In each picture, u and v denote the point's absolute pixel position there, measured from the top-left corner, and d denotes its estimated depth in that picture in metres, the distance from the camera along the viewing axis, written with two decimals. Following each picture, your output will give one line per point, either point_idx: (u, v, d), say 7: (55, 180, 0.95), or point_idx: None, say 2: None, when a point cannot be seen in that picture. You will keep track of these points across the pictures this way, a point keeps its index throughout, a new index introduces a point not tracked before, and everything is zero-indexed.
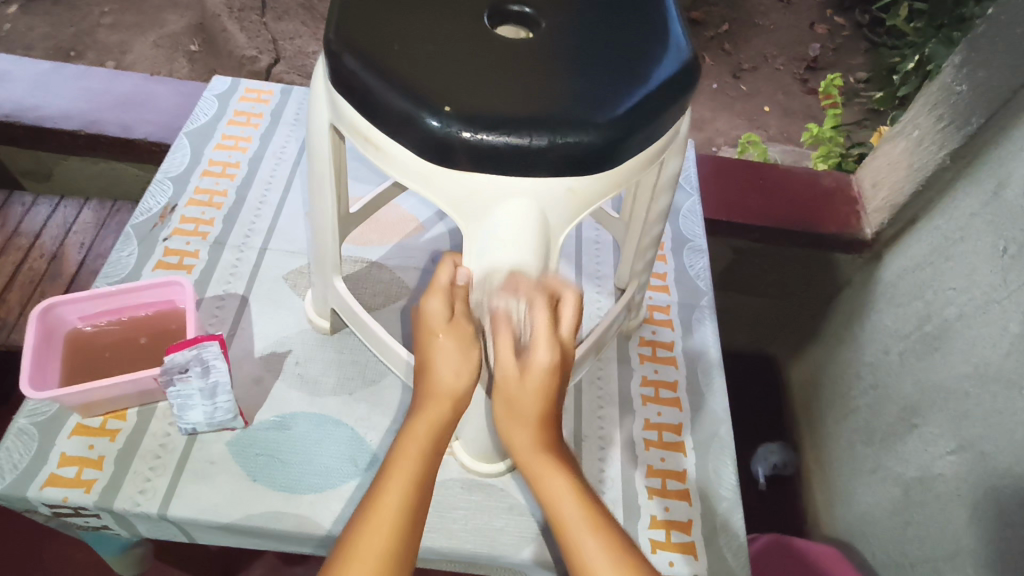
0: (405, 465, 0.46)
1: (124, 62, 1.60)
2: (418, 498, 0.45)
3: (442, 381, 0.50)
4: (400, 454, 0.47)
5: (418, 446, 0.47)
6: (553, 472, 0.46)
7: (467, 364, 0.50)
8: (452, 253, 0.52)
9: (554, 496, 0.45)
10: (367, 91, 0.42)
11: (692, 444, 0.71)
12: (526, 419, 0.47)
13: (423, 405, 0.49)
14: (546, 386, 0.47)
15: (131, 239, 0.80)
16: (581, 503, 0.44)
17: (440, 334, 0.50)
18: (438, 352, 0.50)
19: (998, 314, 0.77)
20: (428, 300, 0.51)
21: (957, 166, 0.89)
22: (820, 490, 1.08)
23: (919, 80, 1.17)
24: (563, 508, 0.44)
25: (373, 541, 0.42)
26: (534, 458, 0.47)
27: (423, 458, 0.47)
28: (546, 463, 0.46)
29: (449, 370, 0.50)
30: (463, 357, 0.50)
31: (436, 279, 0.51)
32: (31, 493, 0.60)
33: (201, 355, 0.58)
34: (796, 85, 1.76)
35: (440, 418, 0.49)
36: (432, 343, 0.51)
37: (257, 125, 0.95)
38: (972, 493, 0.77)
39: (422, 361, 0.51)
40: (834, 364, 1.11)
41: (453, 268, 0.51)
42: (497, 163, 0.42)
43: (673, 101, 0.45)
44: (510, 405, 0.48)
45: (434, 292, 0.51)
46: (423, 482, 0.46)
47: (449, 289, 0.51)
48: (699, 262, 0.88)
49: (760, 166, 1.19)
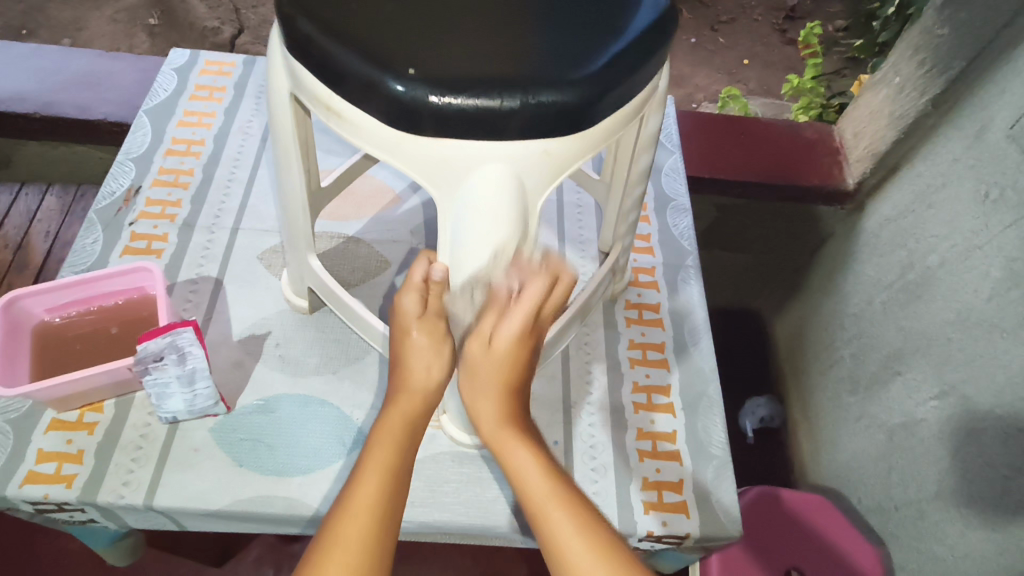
0: (380, 456, 0.47)
1: (80, 39, 1.53)
2: (395, 485, 0.46)
3: (414, 376, 0.51)
4: (375, 443, 0.48)
5: (392, 435, 0.48)
6: (518, 449, 0.46)
7: (439, 360, 0.51)
8: (426, 250, 0.51)
9: (521, 470, 0.45)
10: (324, 56, 0.39)
11: (681, 404, 0.71)
12: (494, 389, 0.48)
13: (395, 400, 0.50)
14: (515, 357, 0.49)
15: (94, 226, 0.76)
16: (545, 471, 0.45)
17: (414, 331, 0.51)
18: (410, 349, 0.51)
19: (981, 258, 0.77)
20: (402, 296, 0.51)
21: (939, 111, 0.88)
22: (807, 440, 1.10)
23: (899, 25, 1.14)
24: (529, 481, 0.44)
25: (351, 531, 0.42)
26: (498, 431, 0.48)
27: (398, 447, 0.48)
28: (510, 439, 0.47)
29: (421, 365, 0.51)
30: (435, 354, 0.51)
31: (409, 276, 0.50)
32: (11, 492, 0.59)
33: (175, 342, 0.56)
34: (775, 36, 1.73)
35: (416, 412, 0.50)
36: (406, 339, 0.51)
37: (221, 99, 0.91)
38: (956, 436, 0.78)
39: (396, 356, 0.52)
40: (819, 316, 1.11)
41: (428, 264, 0.49)
42: (467, 128, 0.39)
43: (651, 55, 0.42)
44: (478, 375, 0.49)
45: (409, 289, 0.50)
46: (399, 471, 0.47)
47: (424, 285, 0.50)
48: (683, 221, 0.86)
49: (741, 120, 1.17)
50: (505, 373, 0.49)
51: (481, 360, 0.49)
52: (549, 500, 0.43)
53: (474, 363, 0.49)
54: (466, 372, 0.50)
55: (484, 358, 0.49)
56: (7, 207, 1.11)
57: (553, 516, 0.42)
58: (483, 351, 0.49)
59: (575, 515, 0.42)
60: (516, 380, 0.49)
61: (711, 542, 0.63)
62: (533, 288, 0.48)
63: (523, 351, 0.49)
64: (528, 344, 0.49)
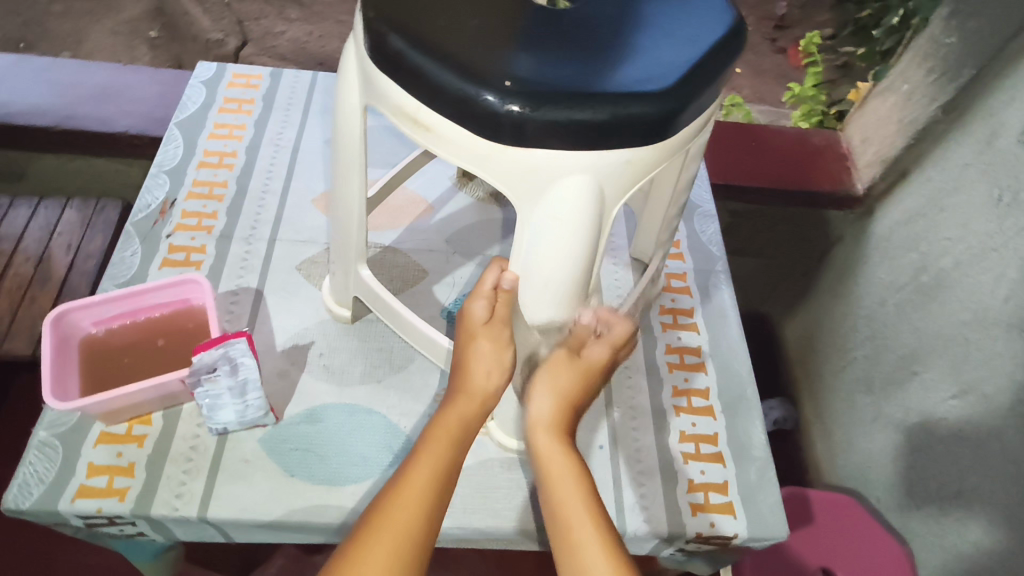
0: (435, 450, 0.49)
1: (81, 52, 1.53)
2: (443, 478, 0.48)
3: (476, 381, 0.53)
4: (430, 439, 0.50)
5: (445, 434, 0.50)
6: (562, 460, 0.52)
7: (500, 368, 0.53)
8: (499, 259, 0.54)
9: (556, 471, 0.51)
10: (417, 72, 0.40)
11: (721, 407, 0.72)
12: (561, 396, 0.55)
13: (455, 401, 0.52)
14: (591, 376, 0.57)
15: (132, 238, 0.76)
16: (579, 479, 0.51)
17: (479, 339, 0.53)
18: (474, 355, 0.53)
19: (996, 260, 0.79)
20: (472, 302, 0.53)
21: (949, 118, 0.91)
22: (822, 441, 1.11)
23: (902, 35, 1.16)
24: (562, 483, 0.50)
25: (402, 514, 0.45)
26: (549, 433, 0.54)
27: (450, 445, 0.50)
28: (555, 442, 0.53)
29: (482, 372, 0.53)
30: (497, 359, 0.53)
31: (481, 283, 0.53)
32: (63, 507, 0.58)
33: (228, 354, 0.57)
34: (766, 45, 1.76)
35: (472, 414, 0.52)
36: (471, 345, 0.54)
37: (250, 111, 0.91)
38: (977, 432, 0.80)
39: (458, 360, 0.54)
40: (831, 318, 1.13)
41: (499, 273, 0.52)
42: (556, 139, 0.40)
43: (723, 69, 0.44)
44: (554, 377, 0.56)
45: (478, 296, 0.53)
46: (449, 466, 0.49)
47: (493, 293, 0.53)
48: (710, 227, 0.88)
49: (752, 128, 1.20)
50: (576, 386, 0.56)
51: (563, 366, 0.56)
52: (574, 498, 0.49)
53: (555, 364, 0.56)
54: (545, 369, 0.56)
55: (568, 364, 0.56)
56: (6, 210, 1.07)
57: (579, 520, 0.48)
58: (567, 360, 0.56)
59: (598, 527, 0.47)
60: (580, 397, 0.56)
61: (757, 543, 0.64)
62: (616, 326, 0.58)
63: (599, 375, 0.58)
64: (602, 374, 0.58)
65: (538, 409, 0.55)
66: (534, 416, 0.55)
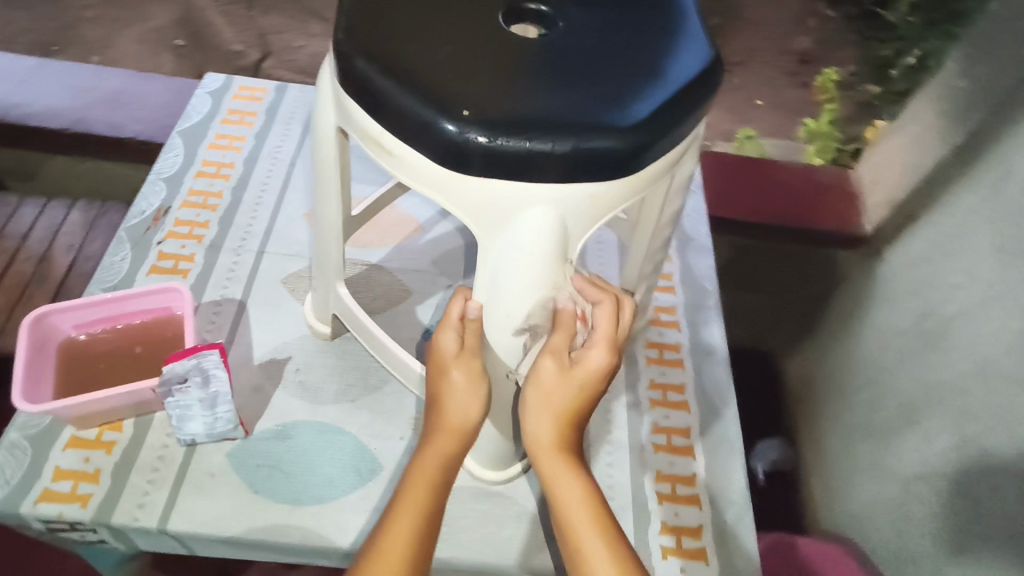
0: (414, 497, 0.49)
1: (108, 57, 1.56)
2: (427, 529, 0.48)
3: (451, 416, 0.51)
4: (410, 483, 0.50)
5: (424, 478, 0.50)
6: (571, 485, 0.49)
7: (477, 402, 0.51)
8: (463, 286, 0.53)
9: (567, 500, 0.48)
10: (380, 96, 0.40)
11: (701, 447, 0.70)
12: (557, 414, 0.50)
13: (431, 439, 0.51)
14: (589, 385, 0.50)
15: (123, 244, 0.77)
16: (592, 504, 0.48)
17: (452, 371, 0.51)
18: (450, 390, 0.51)
19: (1000, 310, 0.77)
20: (441, 334, 0.52)
21: (959, 162, 0.89)
22: (819, 485, 1.08)
23: (917, 76, 1.15)
24: (573, 514, 0.48)
25: None
26: (551, 456, 0.50)
27: (431, 490, 0.49)
28: (561, 469, 0.49)
29: (458, 409, 0.51)
30: (473, 394, 0.51)
31: (447, 313, 0.52)
32: (24, 510, 0.58)
33: (201, 365, 0.57)
34: (786, 78, 1.74)
35: (450, 449, 0.51)
36: (444, 379, 0.52)
37: (252, 124, 0.92)
38: (974, 489, 0.76)
39: (432, 392, 0.53)
40: (833, 360, 1.10)
41: (464, 303, 0.51)
42: (517, 170, 0.40)
43: (697, 106, 0.43)
44: (547, 395, 0.50)
45: (446, 327, 0.52)
46: (430, 513, 0.49)
47: (460, 322, 0.52)
48: (704, 261, 0.87)
49: (760, 161, 1.22)
50: (574, 399, 0.50)
51: (553, 382, 0.50)
52: (589, 530, 0.47)
53: (547, 382, 0.50)
54: (535, 388, 0.50)
55: (558, 379, 0.50)
56: (12, 208, 1.09)
57: (595, 555, 0.46)
58: (559, 373, 0.50)
59: (617, 559, 0.46)
60: (580, 410, 0.50)
61: None
62: (603, 311, 0.51)
63: (600, 382, 0.50)
64: (604, 376, 0.50)
65: (536, 432, 0.51)
66: (534, 438, 0.51)
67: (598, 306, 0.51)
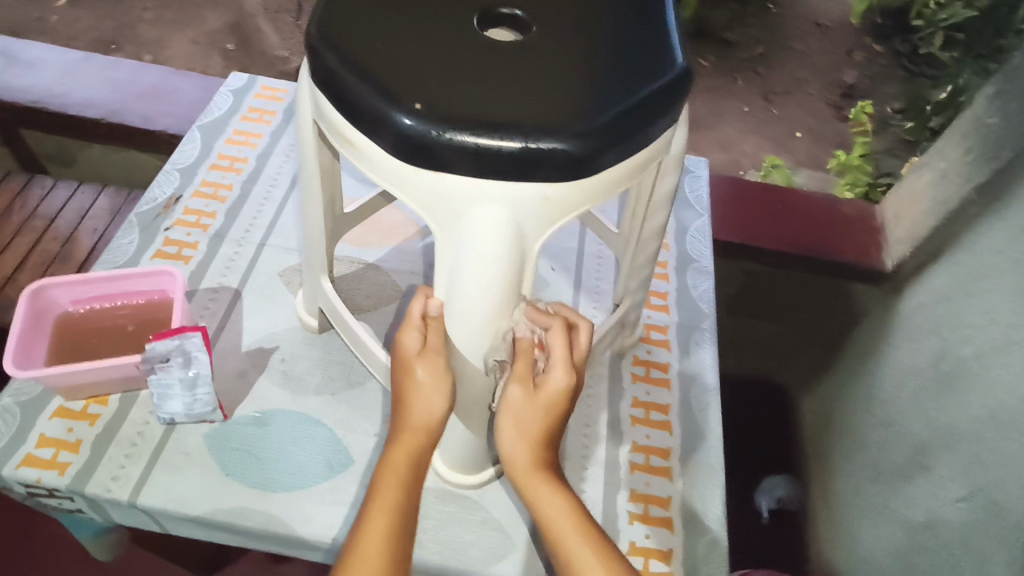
0: (386, 494, 0.49)
1: (161, 56, 1.63)
2: (403, 526, 0.48)
3: (416, 416, 0.52)
4: (382, 480, 0.50)
5: (396, 475, 0.50)
6: (549, 494, 0.51)
7: (440, 399, 0.52)
8: (425, 286, 0.53)
9: (549, 511, 0.50)
10: (342, 88, 0.41)
11: (680, 470, 0.69)
12: (529, 437, 0.52)
13: (399, 438, 0.52)
14: (554, 404, 0.52)
15: (132, 228, 0.80)
16: (574, 514, 0.50)
17: (417, 369, 0.52)
18: (415, 388, 0.52)
19: (1019, 356, 0.72)
20: (405, 335, 0.52)
21: (986, 200, 0.85)
22: (827, 527, 1.03)
23: (951, 112, 1.12)
24: (556, 520, 0.50)
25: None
26: (527, 476, 0.52)
27: (402, 483, 0.50)
28: (540, 483, 0.51)
29: (423, 405, 0.52)
30: (438, 390, 0.52)
31: (408, 313, 0.52)
32: (6, 472, 0.61)
33: (183, 346, 0.59)
34: (829, 111, 1.69)
35: (417, 449, 0.52)
36: (409, 378, 0.52)
37: (269, 122, 0.96)
38: (982, 542, 0.72)
39: (399, 392, 0.53)
40: (848, 398, 1.06)
41: (424, 302, 0.51)
42: (469, 166, 0.40)
43: (661, 115, 0.43)
44: (518, 419, 0.52)
45: (409, 327, 0.52)
46: (404, 509, 0.49)
47: (422, 321, 0.52)
48: (703, 283, 0.85)
49: (777, 190, 1.18)
50: (541, 421, 0.52)
51: (522, 407, 0.52)
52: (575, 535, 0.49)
53: (517, 408, 0.52)
54: (506, 416, 0.52)
55: (525, 404, 0.52)
56: (47, 190, 1.13)
57: (581, 557, 0.48)
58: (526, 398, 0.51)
59: (603, 557, 0.47)
60: (549, 429, 0.52)
61: None
62: (556, 334, 0.51)
63: (564, 401, 0.52)
64: (568, 394, 0.52)
65: (511, 453, 0.52)
66: (510, 461, 0.53)
67: (550, 333, 0.51)
